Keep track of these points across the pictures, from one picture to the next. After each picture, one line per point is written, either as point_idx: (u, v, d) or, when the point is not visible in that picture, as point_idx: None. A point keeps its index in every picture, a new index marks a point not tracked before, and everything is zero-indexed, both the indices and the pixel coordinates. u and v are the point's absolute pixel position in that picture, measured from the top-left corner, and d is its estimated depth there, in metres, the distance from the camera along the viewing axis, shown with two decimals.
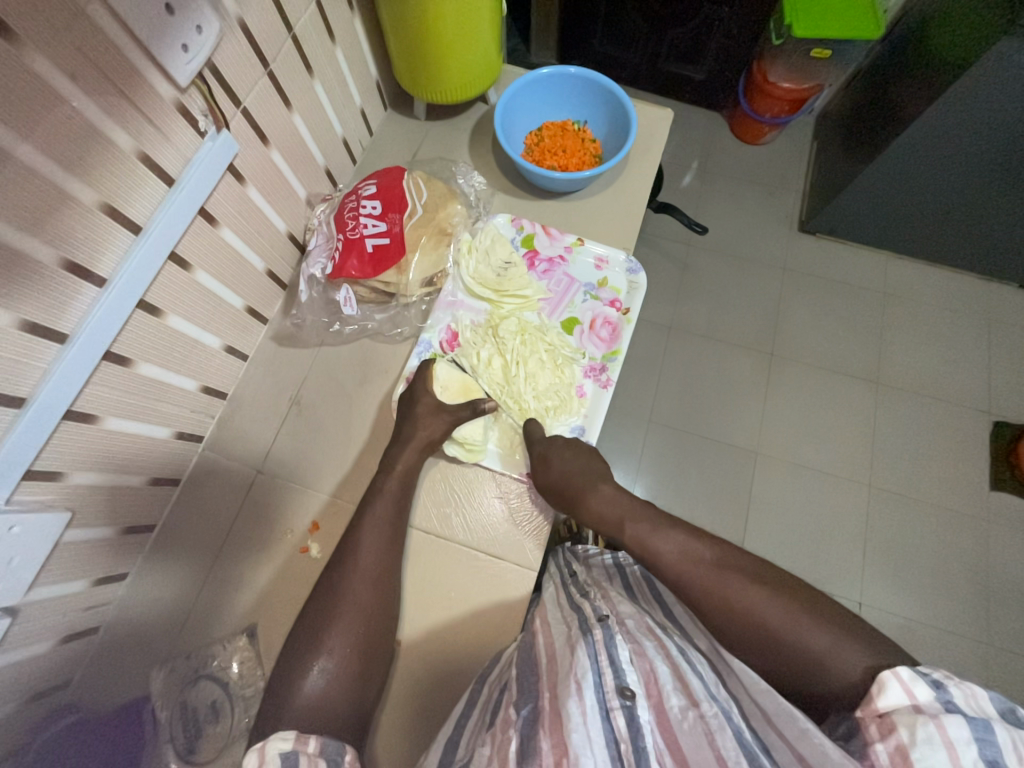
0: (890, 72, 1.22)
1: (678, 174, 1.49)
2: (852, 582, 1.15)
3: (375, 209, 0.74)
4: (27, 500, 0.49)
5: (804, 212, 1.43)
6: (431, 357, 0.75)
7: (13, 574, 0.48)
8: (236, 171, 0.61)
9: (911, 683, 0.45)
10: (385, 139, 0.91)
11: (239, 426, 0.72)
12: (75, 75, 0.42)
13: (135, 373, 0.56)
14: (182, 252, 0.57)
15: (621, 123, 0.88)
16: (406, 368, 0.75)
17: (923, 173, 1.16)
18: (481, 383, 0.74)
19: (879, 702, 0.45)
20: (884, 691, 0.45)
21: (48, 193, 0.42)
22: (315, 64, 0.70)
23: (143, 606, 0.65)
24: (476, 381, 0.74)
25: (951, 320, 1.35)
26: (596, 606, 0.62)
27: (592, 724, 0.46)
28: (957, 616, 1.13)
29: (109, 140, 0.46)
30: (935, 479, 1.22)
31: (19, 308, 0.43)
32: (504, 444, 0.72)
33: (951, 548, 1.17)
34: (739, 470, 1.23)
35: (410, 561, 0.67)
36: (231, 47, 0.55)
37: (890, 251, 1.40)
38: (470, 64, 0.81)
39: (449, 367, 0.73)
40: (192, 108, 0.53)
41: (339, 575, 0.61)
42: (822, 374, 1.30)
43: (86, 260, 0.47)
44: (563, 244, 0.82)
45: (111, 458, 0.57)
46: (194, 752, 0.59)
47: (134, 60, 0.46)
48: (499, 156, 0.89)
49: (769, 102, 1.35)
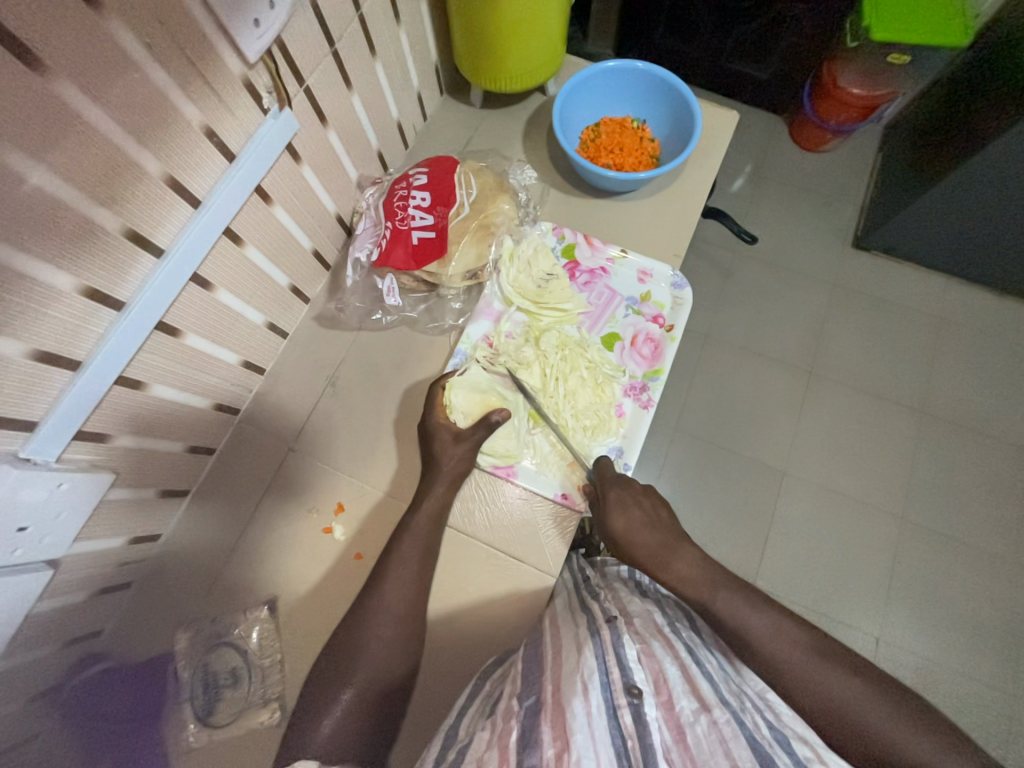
0: (974, 82, 1.13)
1: (730, 178, 1.43)
2: (874, 617, 1.10)
3: (424, 201, 0.73)
4: (76, 460, 0.51)
5: (861, 227, 1.36)
6: (462, 367, 0.73)
7: (59, 528, 0.50)
8: (294, 150, 0.61)
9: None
10: (439, 124, 0.90)
11: (276, 401, 0.74)
12: (151, 44, 0.42)
13: (182, 343, 0.57)
14: (236, 227, 0.57)
15: (684, 124, 0.85)
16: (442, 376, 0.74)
17: (1002, 194, 1.08)
18: (519, 401, 0.71)
19: None
20: None
21: (117, 162, 0.43)
22: (378, 45, 0.69)
23: (173, 566, 0.67)
24: (513, 399, 0.71)
25: (1011, 354, 1.27)
26: (604, 608, 0.61)
27: (597, 724, 0.43)
28: (983, 666, 1.07)
29: (179, 112, 0.46)
30: (976, 522, 1.16)
31: (80, 271, 0.44)
32: (539, 463, 0.71)
33: (986, 594, 1.11)
34: (765, 490, 1.19)
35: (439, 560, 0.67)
36: (301, 24, 0.55)
37: (952, 276, 1.31)
38: (531, 52, 0.78)
39: (466, 392, 0.70)
40: (258, 84, 0.53)
41: (374, 567, 0.63)
42: (863, 399, 1.24)
43: (146, 229, 0.48)
44: (606, 255, 0.80)
45: (154, 423, 0.58)
46: (211, 714, 0.61)
47: (209, 34, 0.46)
48: (553, 149, 0.87)
49: (836, 107, 1.28)
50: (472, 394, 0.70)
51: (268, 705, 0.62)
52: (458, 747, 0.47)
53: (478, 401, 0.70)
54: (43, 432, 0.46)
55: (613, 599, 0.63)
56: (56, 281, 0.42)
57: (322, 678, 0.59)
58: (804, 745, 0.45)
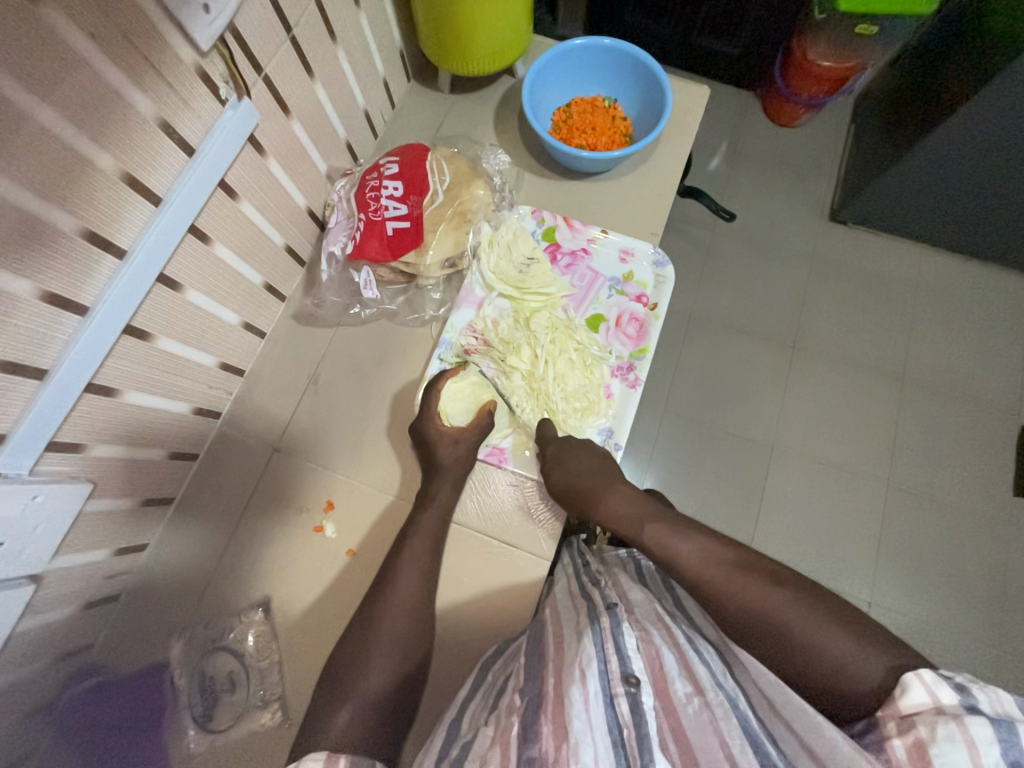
0: (939, 49, 1.14)
1: (706, 156, 1.43)
2: (865, 581, 1.13)
3: (396, 190, 0.72)
4: (50, 472, 0.50)
5: (836, 200, 1.37)
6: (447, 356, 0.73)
7: (36, 542, 0.49)
8: (258, 143, 0.60)
9: (938, 688, 0.43)
10: (408, 112, 0.88)
11: (258, 403, 0.72)
12: (96, 35, 0.40)
13: (154, 347, 0.55)
14: (202, 225, 0.56)
15: (655, 101, 0.84)
16: (426, 371, 0.74)
17: (970, 157, 1.09)
18: (502, 392, 0.72)
19: (901, 703, 0.44)
20: (906, 691, 0.44)
21: (68, 161, 0.41)
22: (339, 30, 0.67)
23: (162, 574, 0.66)
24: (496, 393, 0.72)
25: (985, 317, 1.29)
26: (605, 595, 0.60)
27: (593, 712, 0.43)
28: (970, 620, 1.11)
29: (131, 105, 0.44)
30: (958, 483, 1.19)
31: (39, 277, 0.42)
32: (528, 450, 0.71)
33: (969, 552, 1.15)
34: (754, 464, 1.20)
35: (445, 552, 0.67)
36: (253, 9, 0.53)
37: (927, 243, 1.33)
38: (497, 33, 0.77)
39: (459, 405, 0.70)
40: (213, 74, 0.51)
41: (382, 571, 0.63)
42: (845, 369, 1.26)
43: (107, 230, 0.46)
44: (587, 236, 0.79)
45: (132, 431, 0.57)
46: (212, 719, 0.61)
47: (155, 21, 0.44)
48: (526, 132, 0.86)
49: (809, 80, 1.28)
50: (469, 405, 0.70)
51: (270, 706, 0.62)
52: (461, 743, 0.47)
53: (470, 402, 0.70)
54: (14, 446, 0.45)
55: (614, 587, 0.63)
56: (15, 288, 0.41)
57: (326, 694, 0.57)
58: (796, 735, 0.45)
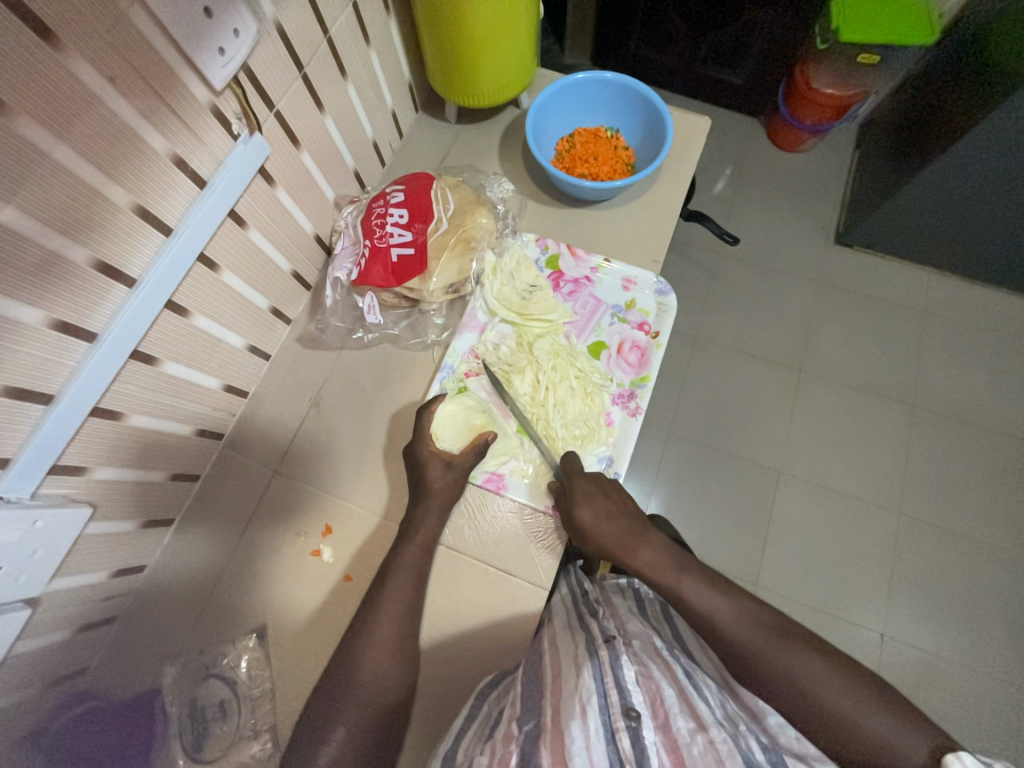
0: (942, 79, 1.16)
1: (710, 180, 1.45)
2: (876, 614, 1.10)
3: (402, 218, 0.74)
4: (51, 495, 0.50)
5: (841, 224, 1.38)
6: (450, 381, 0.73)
7: (35, 565, 0.49)
8: (268, 174, 0.61)
9: None
10: (416, 141, 0.91)
11: (260, 424, 0.73)
12: (113, 77, 0.42)
13: (159, 371, 0.57)
14: (210, 253, 0.57)
15: (657, 132, 0.86)
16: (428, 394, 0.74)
17: (978, 183, 1.09)
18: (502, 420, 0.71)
19: None
20: None
21: (83, 195, 0.43)
22: (349, 66, 0.69)
23: (159, 596, 0.66)
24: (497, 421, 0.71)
25: (995, 343, 1.28)
26: (603, 626, 0.59)
27: (595, 750, 0.43)
28: (989, 657, 1.06)
29: (146, 142, 0.46)
30: (971, 512, 1.16)
31: (49, 305, 0.43)
32: (528, 477, 0.70)
33: (985, 585, 1.11)
34: (759, 489, 1.18)
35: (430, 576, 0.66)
36: (268, 50, 0.55)
37: (933, 268, 1.33)
38: (502, 68, 0.79)
39: (453, 430, 0.70)
40: (226, 110, 0.53)
41: (366, 597, 0.62)
42: (852, 393, 1.25)
43: (117, 260, 0.47)
44: (589, 265, 0.80)
45: (134, 453, 0.58)
46: (201, 749, 0.60)
47: (172, 64, 0.46)
48: (530, 161, 0.88)
49: (810, 108, 1.29)
50: (463, 432, 0.70)
51: (260, 737, 0.61)
52: None
53: (464, 428, 0.70)
54: (16, 470, 0.45)
55: (612, 618, 0.62)
56: (24, 316, 0.42)
57: (316, 715, 0.57)
58: None
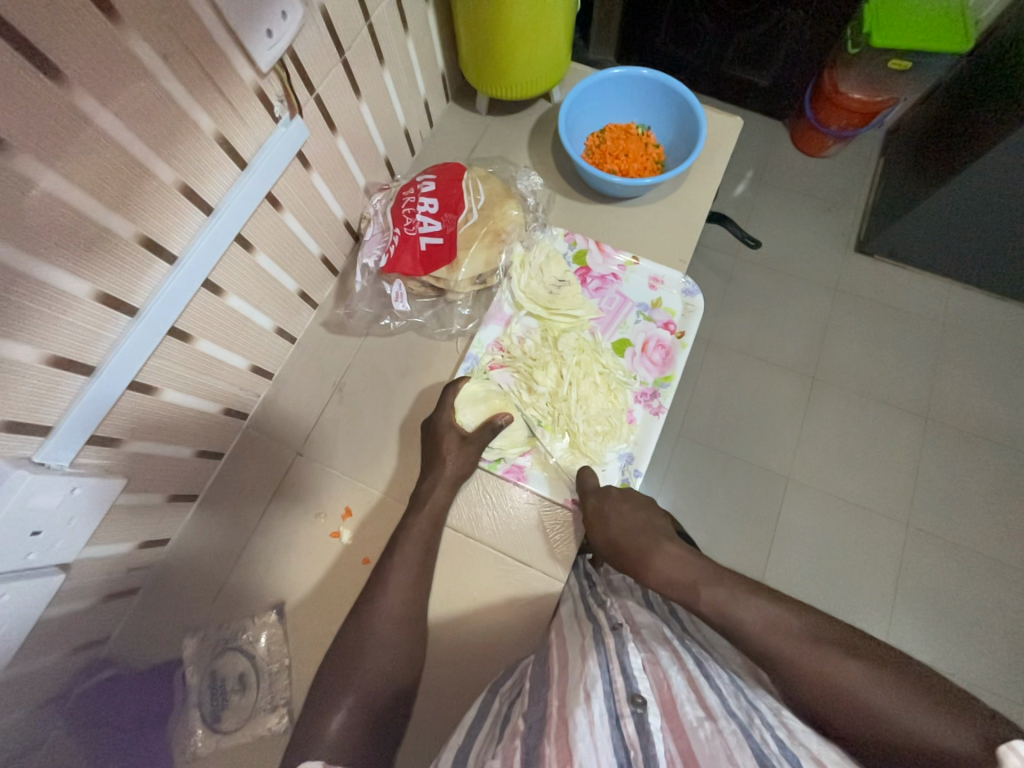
0: (973, 87, 1.14)
1: (732, 183, 1.44)
2: (883, 624, 1.10)
3: (432, 207, 0.74)
4: (89, 465, 0.51)
5: (863, 232, 1.36)
6: (474, 373, 0.74)
7: (70, 533, 0.50)
8: (305, 158, 0.62)
9: None
10: (445, 131, 0.91)
11: (283, 407, 0.74)
12: (167, 55, 0.43)
13: (193, 349, 0.57)
14: (247, 234, 0.58)
15: (689, 132, 0.86)
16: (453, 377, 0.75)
17: (1005, 197, 1.08)
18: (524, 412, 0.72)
19: None
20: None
21: (131, 170, 0.43)
22: (387, 53, 0.70)
23: (180, 572, 0.67)
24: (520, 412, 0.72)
25: (1015, 359, 1.26)
26: (610, 617, 0.59)
27: (598, 734, 0.42)
28: (994, 672, 1.06)
29: (192, 120, 0.47)
30: (983, 527, 1.15)
31: (94, 278, 0.44)
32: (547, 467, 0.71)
33: (994, 601, 1.10)
34: (770, 494, 1.18)
35: (438, 557, 0.67)
36: (312, 34, 0.55)
37: (956, 281, 1.32)
38: (537, 61, 0.79)
39: (473, 407, 0.70)
40: (270, 93, 0.53)
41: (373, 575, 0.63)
42: (867, 403, 1.24)
43: (159, 235, 0.48)
44: (617, 262, 0.80)
45: (164, 428, 0.59)
46: (219, 720, 0.61)
47: (222, 44, 0.46)
48: (559, 156, 0.88)
49: (837, 113, 1.28)
50: (484, 412, 0.70)
51: (276, 711, 0.62)
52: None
53: (485, 408, 0.70)
54: (58, 438, 0.47)
55: (621, 609, 0.62)
56: (72, 287, 0.43)
57: (325, 692, 0.58)
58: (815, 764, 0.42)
